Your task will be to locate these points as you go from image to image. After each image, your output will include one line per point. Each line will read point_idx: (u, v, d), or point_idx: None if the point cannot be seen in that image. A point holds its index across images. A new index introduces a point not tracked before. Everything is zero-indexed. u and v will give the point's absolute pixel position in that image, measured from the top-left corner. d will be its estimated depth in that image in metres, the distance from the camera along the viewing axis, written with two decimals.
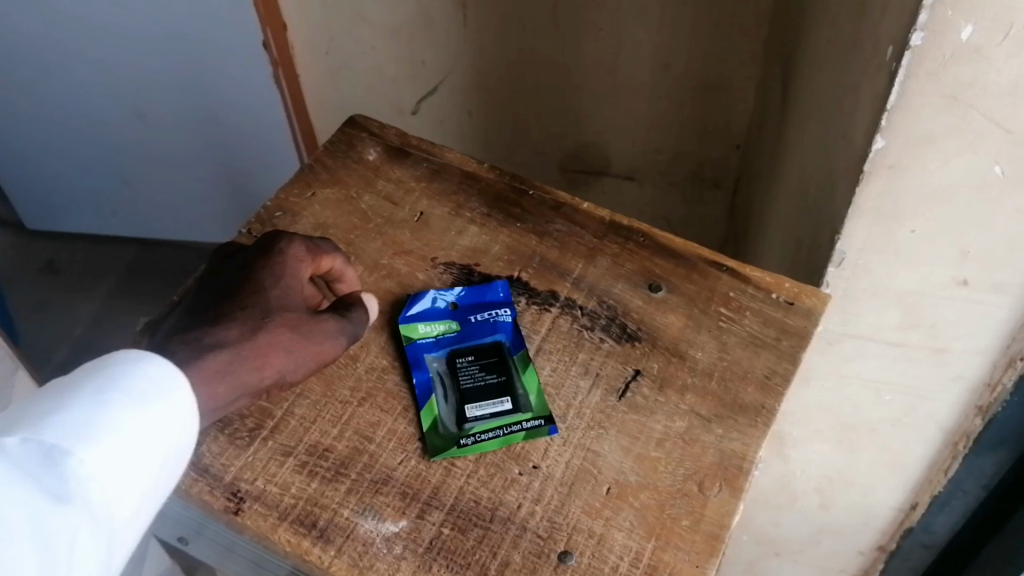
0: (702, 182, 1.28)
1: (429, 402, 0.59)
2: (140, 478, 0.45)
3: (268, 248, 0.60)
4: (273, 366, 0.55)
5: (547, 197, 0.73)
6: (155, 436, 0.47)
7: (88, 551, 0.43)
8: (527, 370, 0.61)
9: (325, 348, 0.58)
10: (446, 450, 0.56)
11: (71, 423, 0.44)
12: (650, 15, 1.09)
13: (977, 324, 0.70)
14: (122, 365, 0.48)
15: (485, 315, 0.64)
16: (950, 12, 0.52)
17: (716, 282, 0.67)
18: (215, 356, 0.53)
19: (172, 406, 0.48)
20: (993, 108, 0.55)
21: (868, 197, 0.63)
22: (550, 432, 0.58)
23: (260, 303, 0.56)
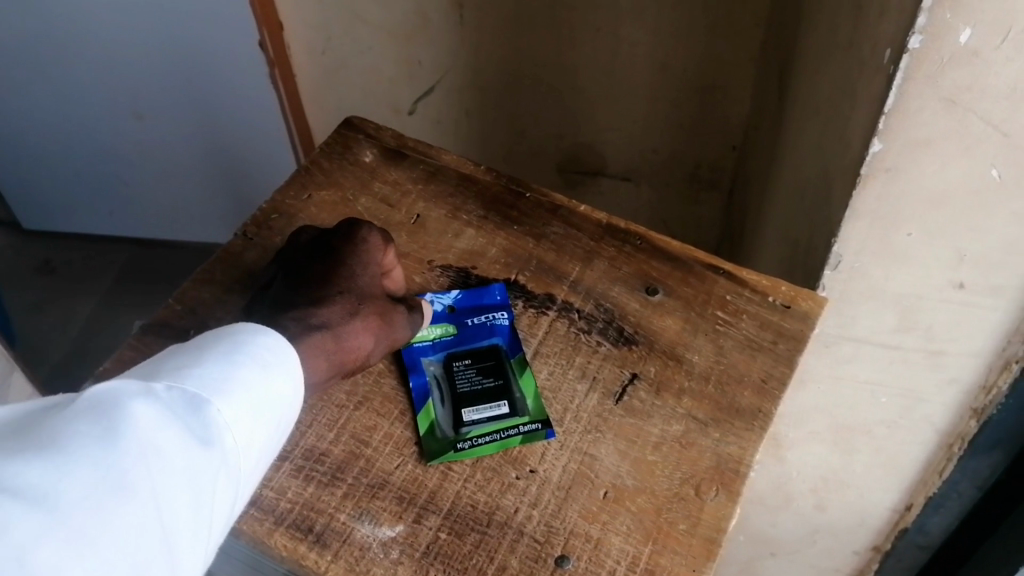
0: (698, 182, 1.28)
1: (425, 406, 0.59)
2: (263, 438, 0.47)
3: (350, 235, 0.61)
4: (364, 348, 0.58)
5: (544, 200, 0.73)
6: (275, 399, 0.48)
7: (222, 500, 0.43)
8: (524, 374, 0.61)
9: (403, 335, 0.61)
10: (442, 455, 0.56)
11: (209, 377, 0.45)
12: (647, 15, 1.08)
13: (973, 327, 0.70)
14: (241, 336, 0.50)
15: (482, 318, 0.64)
16: (949, 15, 0.51)
17: (713, 285, 0.67)
18: (321, 337, 0.55)
19: (287, 374, 0.50)
20: (991, 111, 0.55)
21: (865, 200, 0.63)
22: (547, 436, 0.58)
23: (351, 289, 0.58)
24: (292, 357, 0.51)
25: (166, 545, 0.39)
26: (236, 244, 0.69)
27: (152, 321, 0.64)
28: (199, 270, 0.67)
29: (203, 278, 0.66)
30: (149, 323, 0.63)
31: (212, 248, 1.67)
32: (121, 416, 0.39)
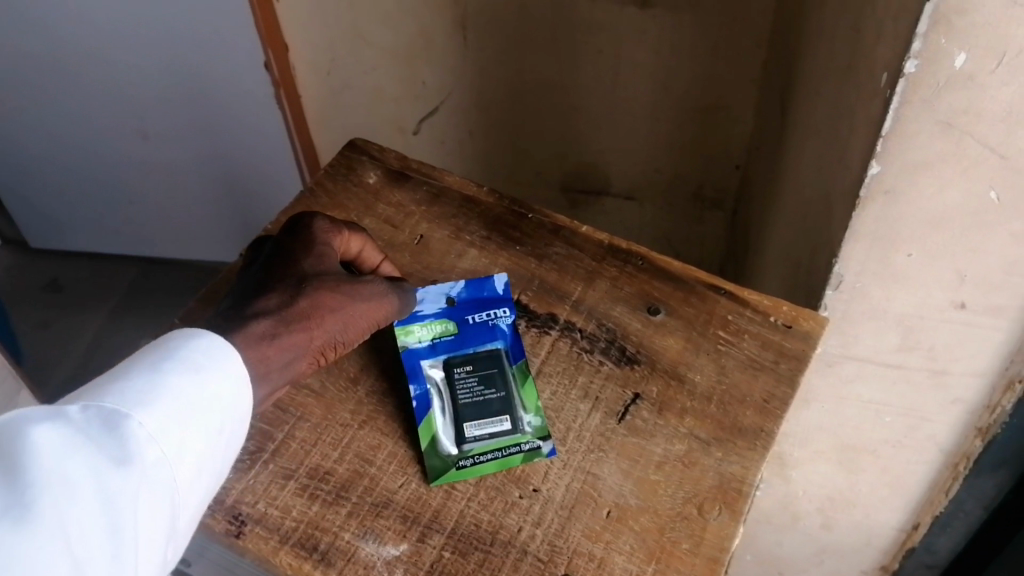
0: (702, 201, 1.29)
1: (425, 419, 0.59)
2: (199, 442, 0.48)
3: (295, 226, 0.62)
4: (323, 326, 0.58)
5: (546, 220, 0.74)
6: (210, 403, 0.49)
7: (153, 512, 0.44)
8: (526, 382, 0.62)
9: (371, 305, 0.61)
10: (444, 474, 0.57)
11: (130, 393, 0.46)
12: (649, 36, 1.10)
13: (975, 347, 0.71)
14: (173, 343, 0.51)
15: (483, 316, 0.65)
16: (944, 40, 0.52)
17: (715, 305, 0.67)
18: (255, 323, 0.55)
19: (224, 373, 0.51)
20: (988, 134, 0.56)
21: (864, 220, 0.63)
22: (549, 454, 0.58)
23: (295, 273, 0.59)
24: (232, 354, 0.52)
25: (86, 569, 0.40)
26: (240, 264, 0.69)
27: None
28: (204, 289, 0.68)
29: (208, 298, 0.67)
30: None
31: (216, 267, 1.68)
32: (29, 445, 0.40)
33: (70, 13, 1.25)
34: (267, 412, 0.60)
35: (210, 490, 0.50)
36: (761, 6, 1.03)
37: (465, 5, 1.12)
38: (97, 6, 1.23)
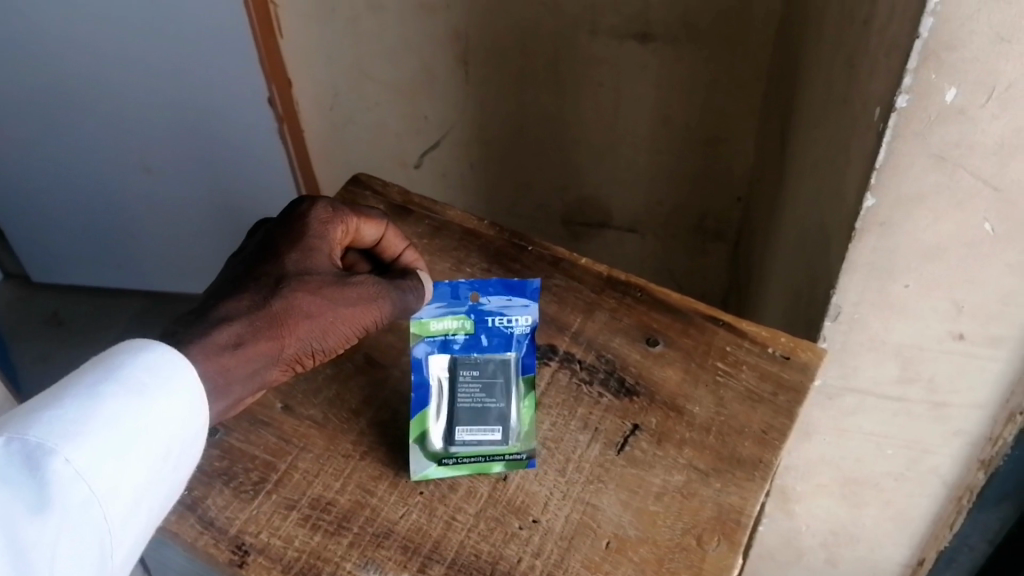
0: (703, 233, 1.30)
1: (420, 413, 0.61)
2: (136, 472, 0.48)
3: (293, 215, 0.63)
4: (296, 334, 0.58)
5: (545, 253, 0.74)
6: (149, 429, 0.49)
7: (78, 553, 0.45)
8: (528, 398, 0.62)
9: (352, 311, 0.61)
10: (425, 470, 0.59)
11: (61, 422, 0.46)
12: (648, 72, 1.11)
13: (975, 378, 0.71)
14: (121, 360, 0.50)
15: (501, 320, 0.65)
16: (934, 76, 0.53)
17: (712, 336, 0.67)
18: (220, 331, 0.55)
19: (171, 393, 0.50)
20: (981, 166, 0.57)
21: (860, 253, 0.64)
22: (528, 465, 0.59)
23: (275, 272, 0.59)
24: (183, 371, 0.51)
25: None
26: None
27: None
28: None
29: None
30: None
31: None
32: None
33: (75, 51, 1.27)
34: (270, 443, 0.61)
35: (160, 508, 0.51)
36: (760, 40, 1.05)
37: (465, 40, 1.14)
38: (102, 44, 1.25)
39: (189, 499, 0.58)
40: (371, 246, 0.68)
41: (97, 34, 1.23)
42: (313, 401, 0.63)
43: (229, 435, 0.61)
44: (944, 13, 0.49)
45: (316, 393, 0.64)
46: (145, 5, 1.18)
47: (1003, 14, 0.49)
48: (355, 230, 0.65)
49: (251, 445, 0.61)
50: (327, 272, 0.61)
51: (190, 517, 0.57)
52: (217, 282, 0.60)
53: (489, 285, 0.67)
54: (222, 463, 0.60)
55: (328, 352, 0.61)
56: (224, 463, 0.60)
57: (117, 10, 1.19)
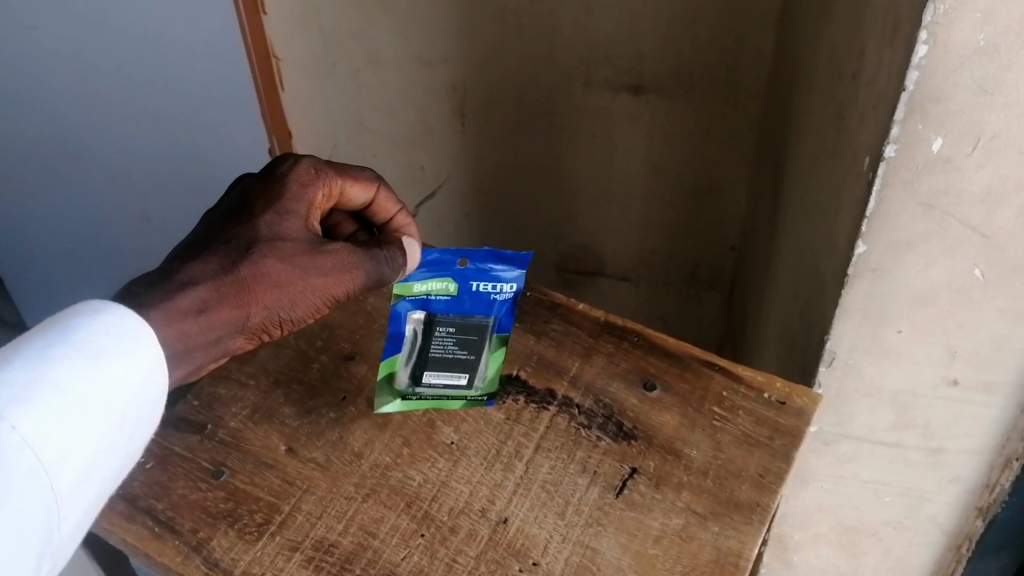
0: (698, 282, 1.31)
1: (391, 358, 0.68)
2: (87, 435, 0.50)
3: (276, 173, 0.66)
4: (262, 302, 0.61)
5: (544, 298, 0.76)
6: (99, 391, 0.51)
7: (26, 514, 0.47)
8: (498, 351, 0.69)
9: (323, 279, 0.64)
10: (390, 404, 0.66)
11: (11, 383, 0.48)
12: (641, 123, 1.14)
13: (969, 424, 0.72)
14: (75, 322, 0.52)
15: (486, 287, 0.69)
16: (921, 126, 0.54)
17: (709, 381, 0.68)
18: (184, 296, 0.57)
19: (125, 357, 0.53)
20: (969, 215, 0.58)
21: (853, 299, 0.65)
22: (488, 404, 0.67)
23: (247, 236, 0.62)
24: (138, 334, 0.54)
25: None
26: None
27: (170, 415, 0.66)
28: (216, 368, 0.70)
29: (219, 375, 0.69)
30: (168, 418, 0.66)
31: None
32: None
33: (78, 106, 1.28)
34: (274, 485, 0.61)
35: (110, 474, 0.53)
36: (752, 93, 1.07)
37: (463, 93, 1.17)
38: (104, 98, 1.26)
39: (194, 540, 0.58)
40: (361, 206, 0.71)
41: (98, 92, 1.25)
42: (316, 443, 0.64)
43: (233, 477, 0.62)
44: (929, 66, 0.51)
45: (319, 436, 0.65)
46: (147, 64, 1.19)
47: (985, 67, 0.51)
48: (341, 190, 0.68)
49: (256, 487, 0.61)
50: (300, 239, 0.63)
51: (195, 558, 0.57)
52: (193, 233, 0.63)
53: (479, 253, 0.69)
54: (227, 505, 0.60)
55: (294, 321, 0.65)
56: (228, 505, 0.60)
57: (119, 69, 1.21)
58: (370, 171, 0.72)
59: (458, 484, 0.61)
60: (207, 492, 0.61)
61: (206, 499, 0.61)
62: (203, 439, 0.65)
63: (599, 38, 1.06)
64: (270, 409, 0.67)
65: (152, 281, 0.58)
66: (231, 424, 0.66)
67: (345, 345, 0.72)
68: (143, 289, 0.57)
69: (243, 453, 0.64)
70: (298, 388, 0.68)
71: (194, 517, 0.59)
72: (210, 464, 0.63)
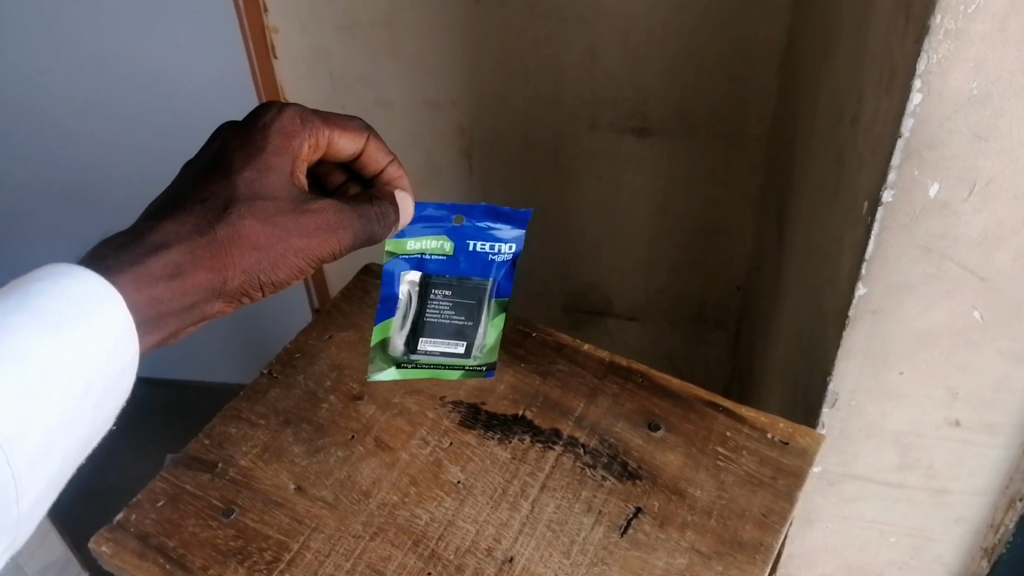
0: (704, 322, 1.32)
1: (386, 320, 0.74)
2: (47, 405, 0.50)
3: (258, 123, 0.65)
4: (240, 265, 0.61)
5: (549, 339, 0.77)
6: (65, 360, 0.51)
7: None
8: (497, 317, 0.74)
9: (305, 241, 0.64)
10: (387, 371, 0.73)
11: None
12: (647, 164, 1.15)
13: (971, 464, 0.72)
14: (38, 286, 0.52)
15: (482, 247, 0.72)
16: (917, 172, 0.56)
17: (712, 422, 0.69)
18: (157, 260, 0.57)
19: (91, 324, 0.52)
20: (967, 257, 0.59)
21: (854, 340, 0.66)
22: (487, 374, 0.73)
23: (224, 195, 0.61)
24: (104, 300, 0.53)
25: None
26: (261, 383, 0.73)
27: (182, 454, 0.67)
28: (227, 408, 0.71)
29: (230, 415, 0.70)
30: (179, 457, 0.67)
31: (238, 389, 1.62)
32: None
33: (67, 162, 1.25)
34: (284, 523, 0.62)
35: (73, 446, 0.53)
36: (757, 135, 1.09)
37: (471, 135, 1.19)
38: (97, 150, 1.23)
39: None
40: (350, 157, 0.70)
41: (95, 144, 1.22)
42: (325, 482, 0.65)
43: (243, 515, 0.63)
44: (924, 114, 0.53)
45: (327, 475, 0.65)
46: (152, 107, 1.18)
47: (979, 114, 0.52)
48: (328, 141, 0.67)
49: (265, 524, 0.62)
50: (282, 197, 0.63)
51: None
52: (169, 192, 0.63)
53: (476, 211, 0.71)
54: (236, 542, 0.61)
55: (275, 281, 0.65)
56: (238, 543, 0.61)
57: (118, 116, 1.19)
58: (358, 120, 0.70)
59: (464, 522, 0.62)
60: (218, 529, 0.62)
61: (216, 536, 0.61)
62: (213, 477, 0.65)
63: (604, 80, 1.08)
64: (280, 448, 0.67)
65: (123, 244, 0.58)
66: (241, 462, 0.66)
67: (354, 385, 0.72)
68: (112, 252, 0.57)
69: (253, 491, 0.64)
70: (308, 427, 0.69)
71: (204, 554, 0.60)
72: (220, 502, 0.64)
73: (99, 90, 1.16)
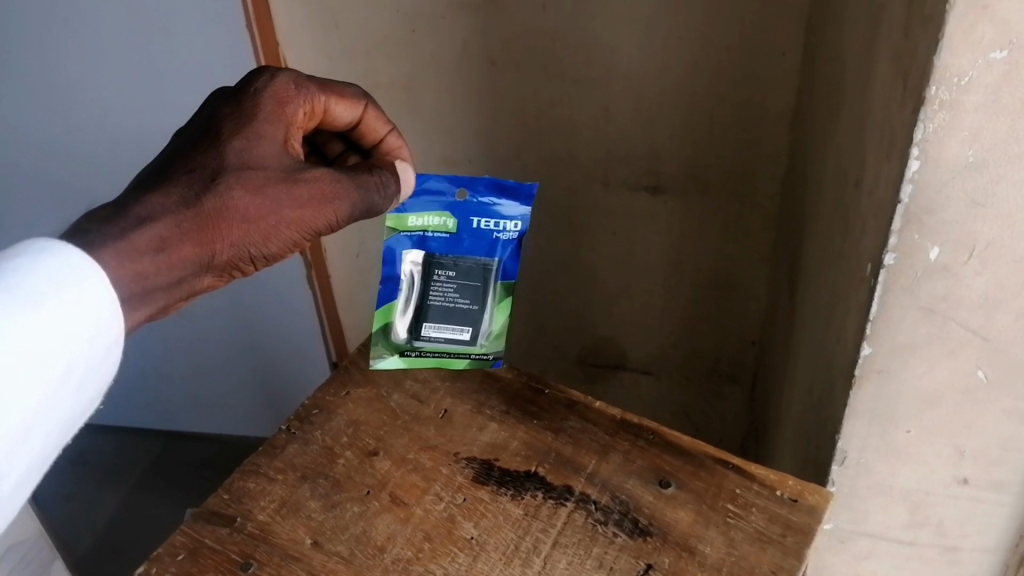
0: (720, 376, 1.33)
1: (389, 304, 0.80)
2: (27, 385, 0.49)
3: (251, 88, 0.64)
4: (228, 238, 0.60)
5: (561, 395, 0.78)
6: (47, 339, 0.50)
7: None
8: (502, 301, 0.79)
9: (296, 211, 0.62)
10: (395, 358, 0.81)
11: None
12: (660, 220, 1.17)
13: (981, 523, 0.73)
14: (20, 263, 0.51)
15: (487, 225, 0.77)
16: (917, 236, 0.57)
17: (723, 479, 0.70)
18: (141, 234, 0.57)
19: (74, 303, 0.51)
20: (969, 318, 0.60)
21: (861, 399, 0.67)
22: (493, 364, 0.81)
23: (211, 164, 0.60)
24: (88, 278, 0.53)
25: None
26: (279, 438, 0.74)
27: (202, 508, 0.68)
28: (246, 462, 0.73)
29: (249, 470, 0.72)
30: (199, 511, 0.68)
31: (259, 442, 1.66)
32: None
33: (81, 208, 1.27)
34: None
35: (57, 426, 0.52)
36: (769, 194, 1.11)
37: None
38: (106, 198, 1.25)
39: None
40: (348, 124, 0.70)
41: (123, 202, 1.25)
42: (340, 537, 0.66)
43: (260, 569, 0.64)
44: (922, 180, 0.54)
45: (343, 530, 0.67)
46: None
47: (975, 181, 0.54)
48: (325, 107, 0.67)
49: None
50: (272, 166, 0.62)
51: None
52: (158, 160, 0.62)
53: (479, 184, 0.77)
54: None
55: (268, 254, 0.64)
56: None
57: (131, 166, 1.22)
58: (357, 88, 0.71)
59: None
60: None
61: None
62: (232, 531, 0.67)
63: (617, 140, 1.11)
64: (297, 503, 0.69)
65: (106, 216, 0.57)
66: (259, 517, 0.68)
67: (370, 441, 0.74)
68: (95, 226, 0.56)
69: (271, 545, 0.65)
70: (324, 483, 0.70)
71: None
72: (238, 555, 0.65)
73: (115, 139, 1.19)
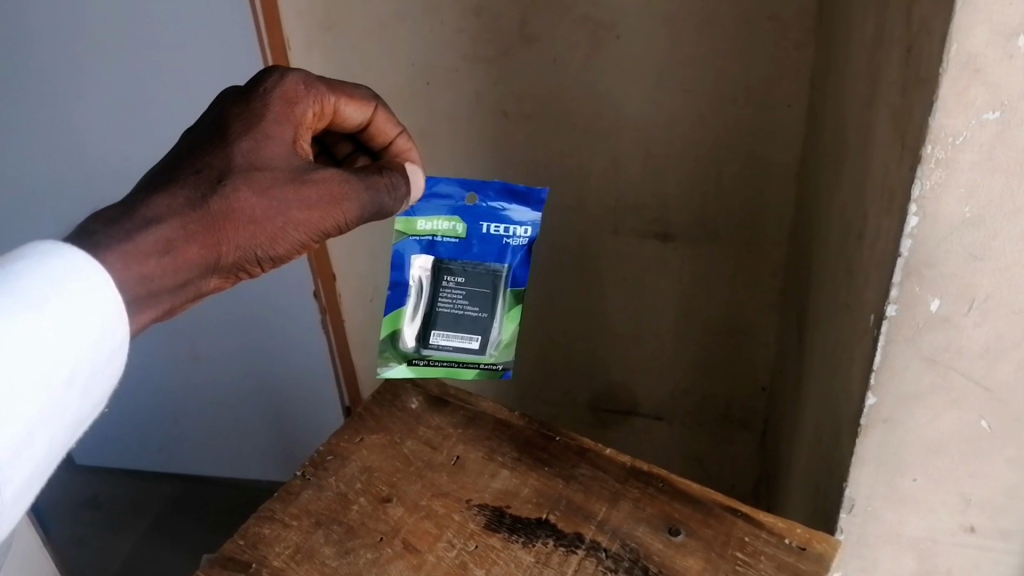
0: (731, 422, 1.33)
1: (397, 311, 0.78)
2: (30, 391, 0.47)
3: (260, 87, 0.65)
4: (235, 240, 0.60)
5: (572, 442, 0.79)
6: (49, 343, 0.48)
7: None
8: (512, 309, 0.77)
9: (304, 211, 0.63)
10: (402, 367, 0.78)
11: None
12: (670, 267, 1.19)
13: (990, 572, 0.73)
14: (20, 265, 0.49)
15: (496, 230, 0.76)
16: (918, 288, 0.59)
17: (731, 527, 0.71)
18: (147, 235, 0.56)
19: (77, 305, 0.50)
20: (971, 368, 0.61)
21: (867, 447, 0.68)
22: (502, 375, 0.77)
23: (220, 165, 0.60)
24: (92, 281, 0.51)
25: None
26: (294, 484, 0.76)
27: (218, 554, 0.69)
28: (261, 508, 0.74)
29: (264, 515, 0.73)
30: (215, 556, 0.69)
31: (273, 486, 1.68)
32: None
33: None
34: None
35: (58, 433, 0.51)
36: (777, 242, 1.12)
37: None
38: None
39: None
40: (359, 125, 0.72)
41: None
42: None
43: None
44: (921, 235, 0.56)
45: None
46: None
47: (972, 236, 0.56)
48: (335, 108, 0.69)
49: None
50: (279, 166, 0.62)
51: None
52: (165, 160, 0.62)
53: (490, 189, 0.76)
54: None
55: (275, 256, 0.64)
56: None
57: None
58: (367, 91, 0.73)
59: None
60: None
61: None
62: None
63: (627, 190, 1.13)
64: (311, 549, 0.70)
65: (113, 217, 0.56)
66: (274, 562, 0.69)
67: (383, 487, 0.75)
68: (100, 228, 0.55)
69: None
70: (338, 529, 0.71)
71: None
72: None
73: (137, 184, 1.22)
